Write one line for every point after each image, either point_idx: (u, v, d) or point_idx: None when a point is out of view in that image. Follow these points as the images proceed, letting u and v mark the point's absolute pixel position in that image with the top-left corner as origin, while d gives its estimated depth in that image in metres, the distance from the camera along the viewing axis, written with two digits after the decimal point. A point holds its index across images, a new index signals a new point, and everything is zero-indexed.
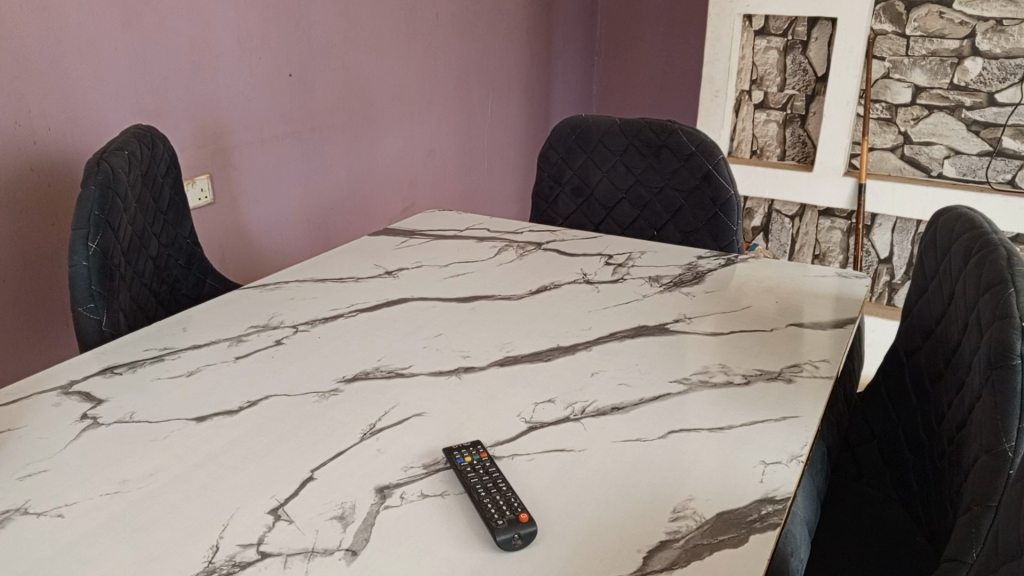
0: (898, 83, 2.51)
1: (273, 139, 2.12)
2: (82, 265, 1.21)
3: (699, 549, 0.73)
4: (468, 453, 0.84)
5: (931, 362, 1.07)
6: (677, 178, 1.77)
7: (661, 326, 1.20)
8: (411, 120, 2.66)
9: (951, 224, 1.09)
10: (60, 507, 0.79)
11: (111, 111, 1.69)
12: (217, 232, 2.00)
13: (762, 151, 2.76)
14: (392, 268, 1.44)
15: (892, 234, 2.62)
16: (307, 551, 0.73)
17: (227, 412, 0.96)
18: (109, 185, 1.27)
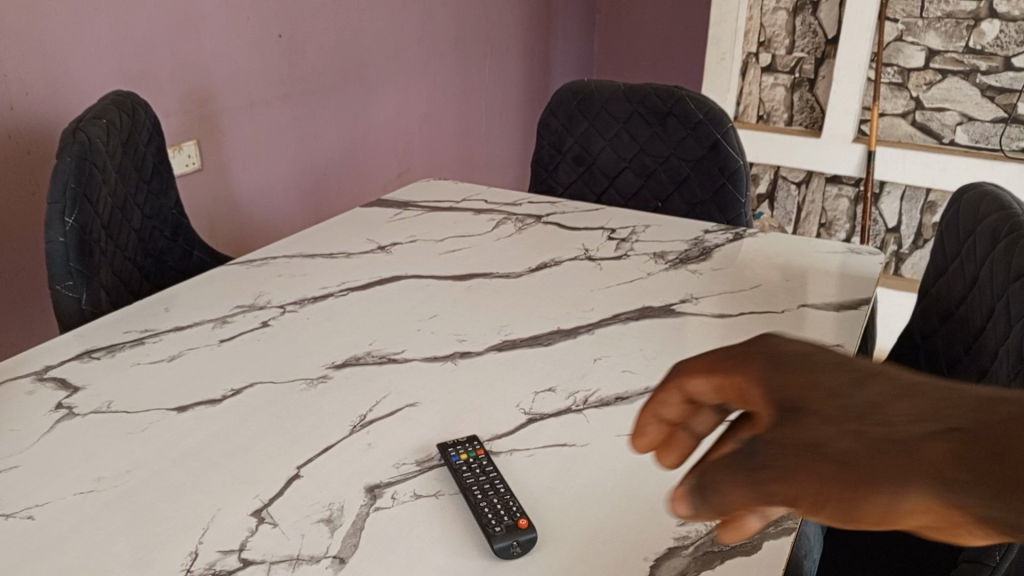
0: (911, 46, 2.41)
1: (263, 103, 2.04)
2: (59, 241, 1.16)
3: (709, 557, 0.69)
4: (464, 449, 0.80)
5: (949, 347, 1.03)
6: (683, 147, 1.70)
7: (666, 307, 1.14)
8: (406, 82, 2.57)
9: (975, 202, 1.04)
10: (30, 508, 0.75)
11: (92, 74, 1.62)
12: (205, 200, 1.94)
13: (769, 115, 2.67)
14: (386, 243, 1.38)
15: (900, 202, 2.55)
16: (291, 559, 0.69)
17: (210, 401, 0.91)
18: (86, 156, 1.21)
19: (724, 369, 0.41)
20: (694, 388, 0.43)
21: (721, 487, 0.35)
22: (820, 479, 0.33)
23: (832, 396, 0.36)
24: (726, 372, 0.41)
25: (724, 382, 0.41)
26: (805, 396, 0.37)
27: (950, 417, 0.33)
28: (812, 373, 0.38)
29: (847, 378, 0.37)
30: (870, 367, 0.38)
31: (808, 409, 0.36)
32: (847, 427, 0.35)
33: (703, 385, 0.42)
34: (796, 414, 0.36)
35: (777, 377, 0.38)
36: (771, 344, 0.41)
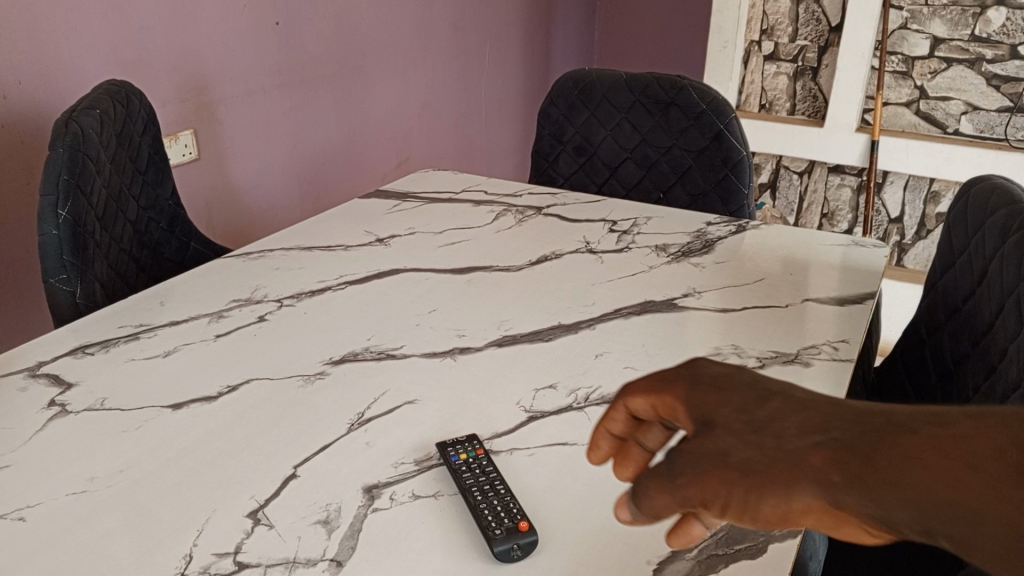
0: (916, 34, 2.39)
1: (261, 91, 2.02)
2: (52, 234, 1.14)
3: (714, 561, 0.68)
4: (464, 449, 0.78)
5: (956, 343, 1.01)
6: (685, 137, 1.68)
7: (669, 301, 1.13)
8: (405, 70, 2.55)
9: (985, 196, 1.02)
10: (21, 510, 0.73)
11: (87, 62, 1.59)
12: (202, 190, 1.92)
13: (771, 104, 2.65)
14: (384, 235, 1.36)
15: (904, 192, 2.53)
16: (288, 562, 0.68)
17: (206, 398, 0.90)
18: (79, 147, 1.19)
19: (659, 391, 0.53)
20: (635, 406, 0.54)
21: (660, 496, 0.48)
22: (733, 487, 0.45)
23: (735, 412, 0.48)
24: (658, 394, 0.53)
25: (658, 402, 0.53)
26: (714, 412, 0.49)
27: (832, 430, 0.44)
28: (719, 395, 0.50)
29: (751, 399, 0.48)
30: (769, 389, 0.49)
31: (716, 424, 0.48)
32: (746, 440, 0.46)
33: (642, 406, 0.54)
34: (710, 429, 0.48)
35: (694, 396, 0.51)
36: (688, 368, 0.54)
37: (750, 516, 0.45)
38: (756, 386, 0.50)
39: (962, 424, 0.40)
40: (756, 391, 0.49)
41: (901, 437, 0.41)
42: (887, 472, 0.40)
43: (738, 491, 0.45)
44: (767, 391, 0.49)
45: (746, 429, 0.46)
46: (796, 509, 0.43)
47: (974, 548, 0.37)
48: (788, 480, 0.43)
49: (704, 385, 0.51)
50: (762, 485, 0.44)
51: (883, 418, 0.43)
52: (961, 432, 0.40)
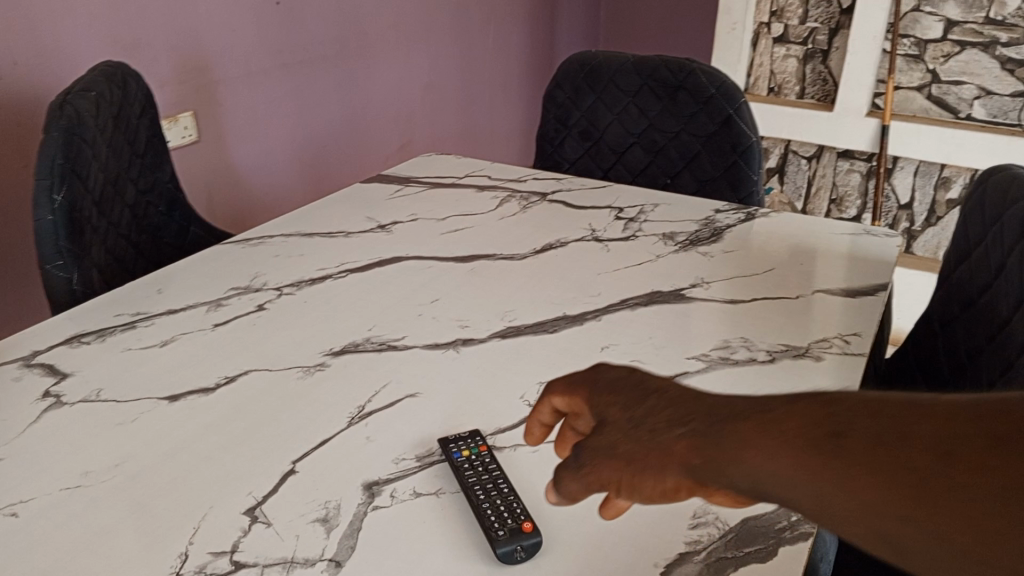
0: (929, 16, 2.34)
1: (262, 72, 1.99)
2: (47, 220, 1.12)
3: (722, 564, 0.66)
4: (466, 445, 0.76)
5: (970, 336, 0.99)
6: (694, 122, 1.65)
7: (676, 292, 1.10)
8: (408, 50, 2.51)
9: (1004, 186, 1.00)
10: (13, 505, 0.72)
11: (84, 42, 1.56)
12: (202, 172, 1.89)
13: (780, 87, 2.61)
14: (386, 222, 1.34)
15: (914, 177, 2.49)
16: (285, 562, 0.66)
17: (203, 390, 0.88)
18: (76, 130, 1.16)
19: (570, 393, 0.64)
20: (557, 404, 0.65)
21: (573, 480, 0.61)
22: (622, 474, 0.56)
23: (622, 411, 0.58)
24: (570, 394, 0.64)
25: (570, 401, 0.64)
26: (607, 410, 0.59)
27: (691, 422, 0.52)
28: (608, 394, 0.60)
29: (637, 398, 0.58)
30: (655, 389, 0.58)
31: (608, 422, 0.58)
32: (630, 433, 0.56)
33: (561, 403, 0.65)
34: (604, 426, 0.59)
35: (596, 399, 0.61)
36: (595, 369, 0.64)
37: (639, 493, 0.56)
38: (707, 405, 0.53)
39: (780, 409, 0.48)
40: (708, 410, 0.52)
41: (740, 421, 0.49)
42: (728, 453, 0.48)
43: (624, 476, 0.56)
44: (655, 389, 0.58)
45: (630, 424, 0.56)
46: (670, 485, 0.54)
47: (801, 507, 0.45)
48: (655, 466, 0.53)
49: (605, 388, 0.61)
50: (639, 471, 0.55)
51: (737, 406, 0.51)
52: (777, 415, 0.47)
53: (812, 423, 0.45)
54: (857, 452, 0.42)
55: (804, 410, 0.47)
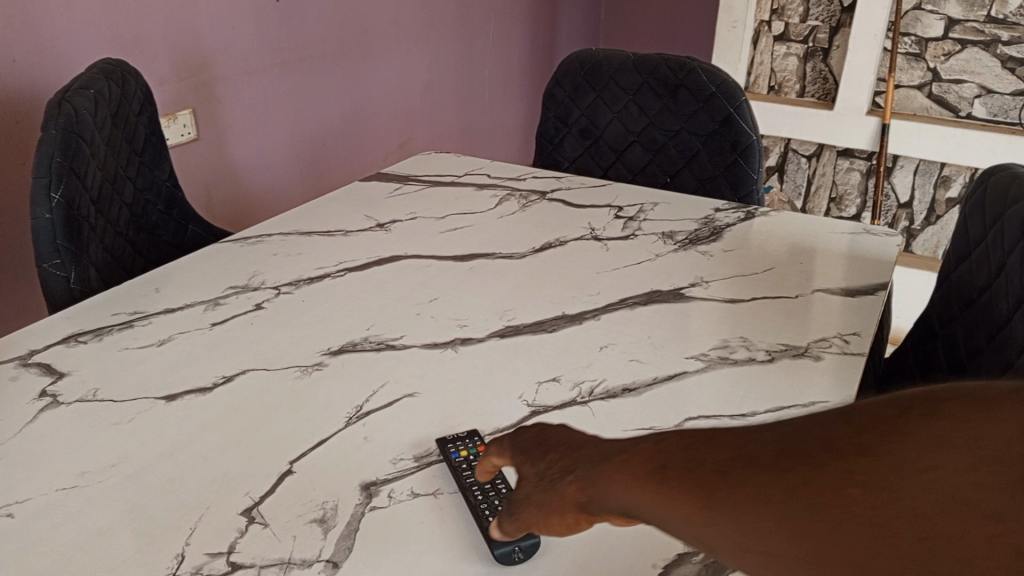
0: (930, 15, 2.34)
1: (261, 70, 1.98)
2: (45, 218, 1.12)
3: (720, 564, 0.66)
4: (465, 445, 0.77)
5: (970, 336, 0.99)
6: (694, 120, 1.64)
7: (675, 291, 1.10)
8: (408, 47, 2.50)
9: (1005, 185, 0.99)
10: (9, 505, 0.71)
11: (82, 40, 1.56)
12: (201, 171, 1.89)
13: (781, 86, 2.61)
14: (385, 220, 1.33)
15: (914, 176, 2.49)
16: (282, 563, 0.66)
17: (200, 390, 0.87)
18: (74, 128, 1.16)
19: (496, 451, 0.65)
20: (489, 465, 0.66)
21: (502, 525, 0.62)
22: (536, 518, 0.57)
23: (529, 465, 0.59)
24: (495, 454, 0.65)
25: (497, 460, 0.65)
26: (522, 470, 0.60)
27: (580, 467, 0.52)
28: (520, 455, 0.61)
29: (541, 453, 0.59)
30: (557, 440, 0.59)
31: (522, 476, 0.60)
32: (535, 485, 0.57)
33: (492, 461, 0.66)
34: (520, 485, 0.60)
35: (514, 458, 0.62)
36: (515, 431, 0.65)
37: (550, 529, 0.56)
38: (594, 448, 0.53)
39: (636, 445, 0.47)
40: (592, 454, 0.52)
41: (618, 456, 0.48)
42: (608, 487, 0.47)
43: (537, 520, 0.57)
44: (553, 443, 0.59)
45: (536, 478, 0.57)
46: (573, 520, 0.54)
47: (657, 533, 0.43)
48: (555, 508, 0.54)
49: (516, 449, 0.62)
50: (545, 508, 0.55)
51: (616, 447, 0.50)
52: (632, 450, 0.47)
53: (674, 452, 0.43)
54: (706, 477, 0.39)
55: (674, 441, 0.44)
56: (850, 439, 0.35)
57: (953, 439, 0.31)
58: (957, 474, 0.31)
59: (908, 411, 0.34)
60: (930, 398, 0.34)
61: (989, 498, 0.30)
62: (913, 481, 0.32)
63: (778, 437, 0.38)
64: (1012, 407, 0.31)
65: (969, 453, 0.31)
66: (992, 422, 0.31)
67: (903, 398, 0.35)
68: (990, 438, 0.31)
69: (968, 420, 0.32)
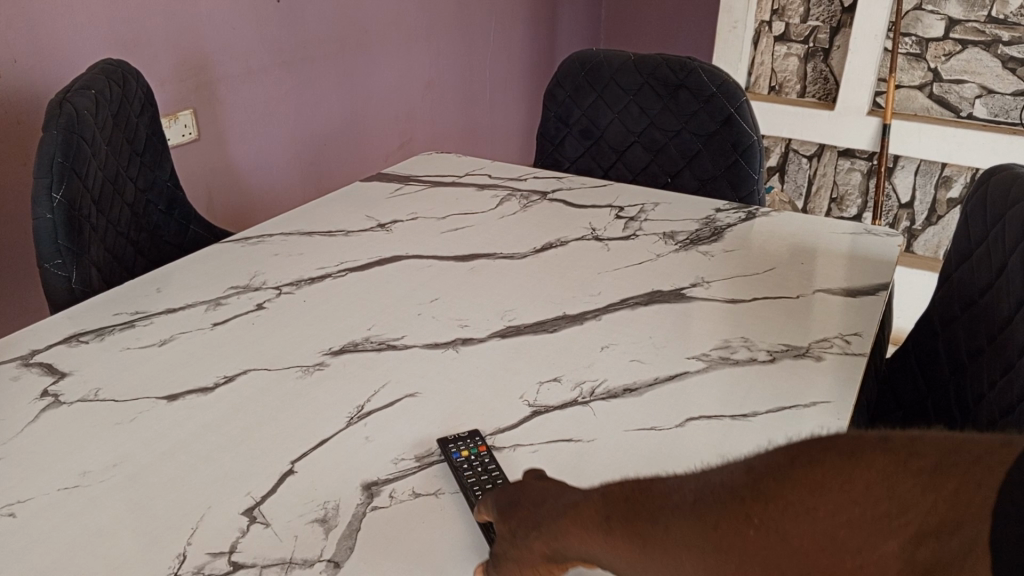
0: (931, 15, 2.34)
1: (262, 70, 1.98)
2: (46, 218, 1.12)
3: None
4: (465, 446, 0.77)
5: (971, 337, 0.99)
6: (695, 121, 1.64)
7: (676, 292, 1.10)
8: (409, 48, 2.50)
9: (1005, 186, 0.99)
10: (11, 505, 0.71)
11: (83, 41, 1.56)
12: (202, 171, 1.89)
13: (781, 86, 2.61)
14: (385, 220, 1.33)
15: (915, 176, 2.49)
16: (284, 563, 0.66)
17: (201, 390, 0.87)
18: (75, 128, 1.16)
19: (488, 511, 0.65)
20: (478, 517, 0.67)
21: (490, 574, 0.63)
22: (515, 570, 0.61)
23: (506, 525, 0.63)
24: (483, 511, 0.66)
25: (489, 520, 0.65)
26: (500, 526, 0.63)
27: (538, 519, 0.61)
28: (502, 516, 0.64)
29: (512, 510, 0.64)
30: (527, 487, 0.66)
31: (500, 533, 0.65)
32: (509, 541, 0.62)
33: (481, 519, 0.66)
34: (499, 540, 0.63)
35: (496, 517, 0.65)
36: (498, 490, 0.66)
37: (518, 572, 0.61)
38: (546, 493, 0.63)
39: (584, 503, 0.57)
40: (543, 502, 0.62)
41: (572, 506, 0.58)
42: (568, 539, 0.57)
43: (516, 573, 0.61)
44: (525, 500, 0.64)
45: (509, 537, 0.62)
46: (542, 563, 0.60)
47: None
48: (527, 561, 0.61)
49: (497, 508, 0.64)
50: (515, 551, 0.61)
51: (569, 500, 0.60)
52: (584, 510, 0.56)
53: (615, 504, 0.54)
54: (642, 526, 0.51)
55: (615, 494, 0.55)
56: (754, 488, 0.47)
57: (828, 487, 0.43)
58: (831, 516, 0.43)
59: (793, 460, 0.46)
60: (811, 452, 0.45)
61: (853, 534, 0.42)
62: (806, 522, 0.44)
63: (697, 490, 0.49)
64: (873, 458, 0.43)
65: (842, 497, 0.43)
66: (858, 469, 0.43)
67: (790, 449, 0.47)
68: (854, 484, 0.43)
69: (839, 469, 0.44)
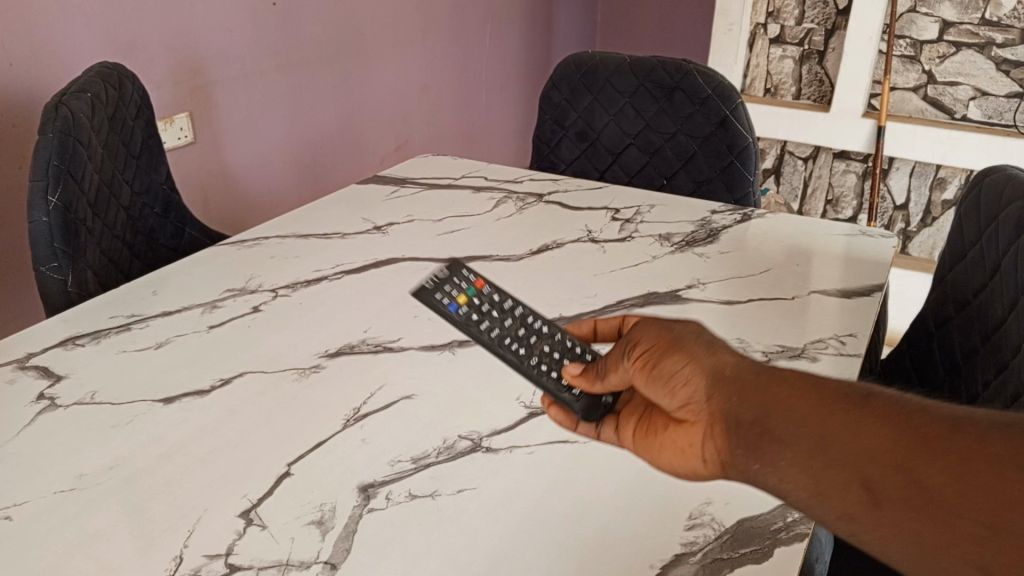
0: (925, 17, 2.34)
1: (258, 72, 1.98)
2: (42, 221, 1.12)
3: (718, 564, 0.67)
4: (458, 295, 0.86)
5: (965, 338, 0.99)
6: (690, 123, 1.65)
7: (672, 293, 1.10)
8: (404, 52, 2.51)
9: (998, 187, 1.00)
10: (8, 508, 0.71)
11: (78, 45, 1.56)
12: (197, 175, 1.88)
13: (776, 89, 2.62)
14: (381, 223, 1.33)
15: (909, 178, 2.50)
16: (281, 564, 0.66)
17: (197, 392, 0.87)
18: (70, 131, 1.16)
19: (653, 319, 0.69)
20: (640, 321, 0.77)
21: (596, 383, 0.71)
22: (659, 357, 0.65)
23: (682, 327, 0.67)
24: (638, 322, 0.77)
25: (648, 324, 0.69)
26: (676, 329, 0.67)
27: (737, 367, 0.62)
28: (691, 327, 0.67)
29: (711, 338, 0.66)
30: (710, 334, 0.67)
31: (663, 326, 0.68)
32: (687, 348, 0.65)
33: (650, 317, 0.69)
34: (653, 338, 0.67)
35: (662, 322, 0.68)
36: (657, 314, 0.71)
37: (655, 393, 0.65)
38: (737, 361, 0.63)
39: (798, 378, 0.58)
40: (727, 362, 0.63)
41: (774, 380, 0.58)
42: (752, 399, 0.58)
43: (659, 362, 0.65)
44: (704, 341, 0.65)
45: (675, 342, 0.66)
46: (678, 420, 0.64)
47: (794, 437, 0.54)
48: (677, 369, 0.64)
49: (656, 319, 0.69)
50: (668, 381, 0.64)
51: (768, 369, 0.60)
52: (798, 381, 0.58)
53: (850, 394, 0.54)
54: (873, 418, 0.52)
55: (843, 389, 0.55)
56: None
57: None
58: None
59: None
60: None
61: None
62: None
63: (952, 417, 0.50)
64: None
65: None
66: None
67: None
68: None
69: None
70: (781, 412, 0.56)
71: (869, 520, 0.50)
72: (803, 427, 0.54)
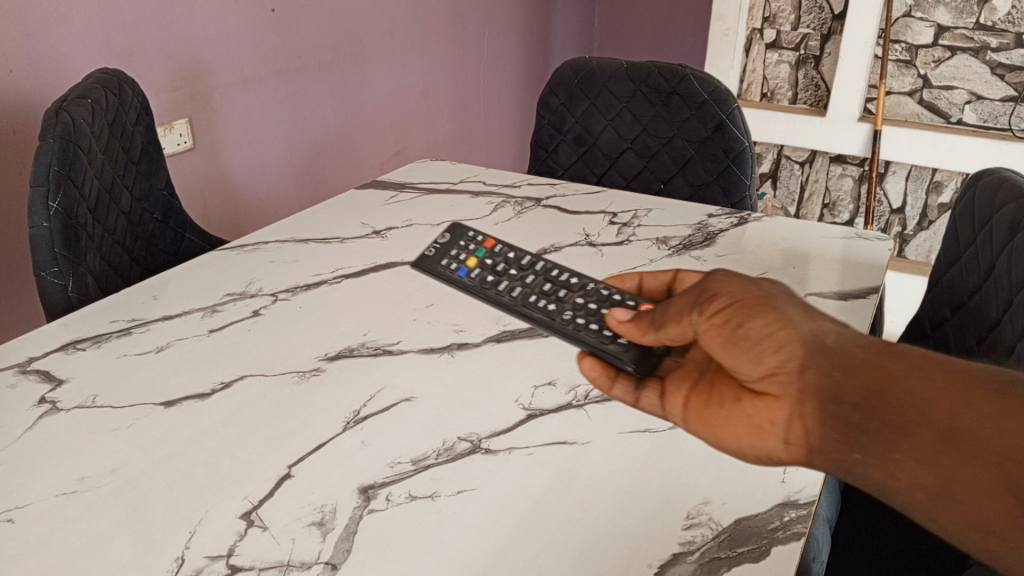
0: (920, 22, 2.36)
1: (257, 78, 1.99)
2: (43, 227, 1.12)
3: (715, 564, 0.67)
4: (469, 259, 0.95)
5: (960, 339, 1.00)
6: (687, 127, 1.65)
7: None
8: (402, 57, 2.52)
9: (992, 190, 1.00)
10: (10, 511, 0.72)
11: (78, 52, 1.57)
12: (196, 180, 1.89)
13: (772, 93, 2.64)
14: (380, 227, 1.34)
15: (905, 182, 2.51)
16: (281, 565, 0.66)
17: (198, 396, 0.88)
18: (71, 137, 1.16)
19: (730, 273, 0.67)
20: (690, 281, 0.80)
21: (649, 334, 0.72)
22: (741, 312, 0.63)
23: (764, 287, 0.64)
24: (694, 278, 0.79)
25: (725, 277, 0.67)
26: (758, 286, 0.65)
27: (834, 339, 0.59)
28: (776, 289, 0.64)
29: (801, 308, 0.63)
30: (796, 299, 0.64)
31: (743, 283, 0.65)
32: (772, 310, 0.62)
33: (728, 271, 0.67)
34: (732, 292, 0.64)
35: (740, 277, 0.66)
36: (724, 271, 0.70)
37: (735, 357, 0.62)
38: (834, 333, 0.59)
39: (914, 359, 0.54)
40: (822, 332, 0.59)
41: (883, 358, 0.55)
42: (858, 376, 0.55)
43: (742, 319, 0.62)
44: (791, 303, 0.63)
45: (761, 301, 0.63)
46: (757, 390, 0.61)
47: (914, 427, 0.52)
48: (762, 324, 0.61)
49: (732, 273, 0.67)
50: (754, 346, 0.60)
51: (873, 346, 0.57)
52: (914, 363, 0.54)
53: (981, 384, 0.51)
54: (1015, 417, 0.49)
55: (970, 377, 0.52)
56: None
57: None
58: None
59: None
60: None
61: None
62: None
63: None
64: None
65: None
66: None
67: None
68: None
69: None
70: (897, 396, 0.53)
71: (1011, 528, 0.48)
72: (927, 417, 0.51)
